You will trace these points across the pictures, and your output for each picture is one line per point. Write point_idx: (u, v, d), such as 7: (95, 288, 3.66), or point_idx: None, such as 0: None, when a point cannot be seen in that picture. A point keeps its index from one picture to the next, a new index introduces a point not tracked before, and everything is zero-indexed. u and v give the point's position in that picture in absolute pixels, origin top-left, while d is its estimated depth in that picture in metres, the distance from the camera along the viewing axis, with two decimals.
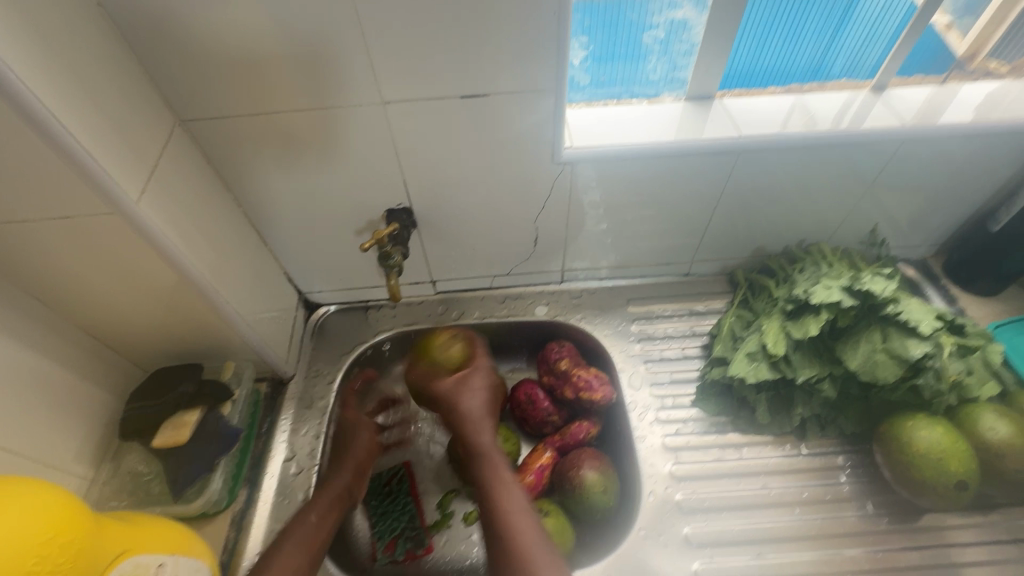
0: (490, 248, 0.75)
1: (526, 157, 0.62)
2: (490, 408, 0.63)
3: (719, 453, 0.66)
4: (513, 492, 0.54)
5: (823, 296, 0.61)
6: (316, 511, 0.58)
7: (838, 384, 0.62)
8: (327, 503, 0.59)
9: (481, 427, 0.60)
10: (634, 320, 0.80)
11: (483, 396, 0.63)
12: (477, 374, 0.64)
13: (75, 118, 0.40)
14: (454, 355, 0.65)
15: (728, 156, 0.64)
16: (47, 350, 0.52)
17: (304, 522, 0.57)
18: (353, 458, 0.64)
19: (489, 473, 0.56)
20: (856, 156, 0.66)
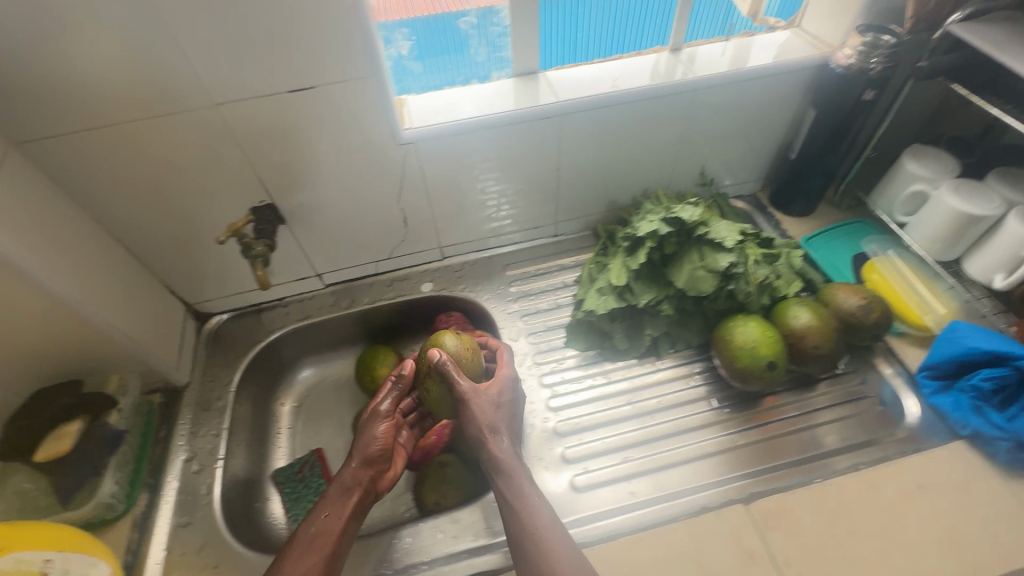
0: (365, 234, 0.80)
1: (372, 142, 0.68)
2: (509, 418, 0.63)
3: (618, 377, 0.75)
4: (535, 500, 0.56)
5: (647, 229, 0.70)
6: (334, 507, 0.58)
7: (674, 302, 0.72)
8: (350, 494, 0.60)
9: (507, 439, 0.60)
10: (512, 282, 0.87)
11: (495, 405, 0.61)
12: (496, 386, 0.63)
13: None
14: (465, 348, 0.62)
15: (553, 120, 0.73)
16: None
17: (332, 515, 0.58)
18: (358, 449, 0.63)
19: (514, 481, 0.58)
20: (664, 110, 0.77)
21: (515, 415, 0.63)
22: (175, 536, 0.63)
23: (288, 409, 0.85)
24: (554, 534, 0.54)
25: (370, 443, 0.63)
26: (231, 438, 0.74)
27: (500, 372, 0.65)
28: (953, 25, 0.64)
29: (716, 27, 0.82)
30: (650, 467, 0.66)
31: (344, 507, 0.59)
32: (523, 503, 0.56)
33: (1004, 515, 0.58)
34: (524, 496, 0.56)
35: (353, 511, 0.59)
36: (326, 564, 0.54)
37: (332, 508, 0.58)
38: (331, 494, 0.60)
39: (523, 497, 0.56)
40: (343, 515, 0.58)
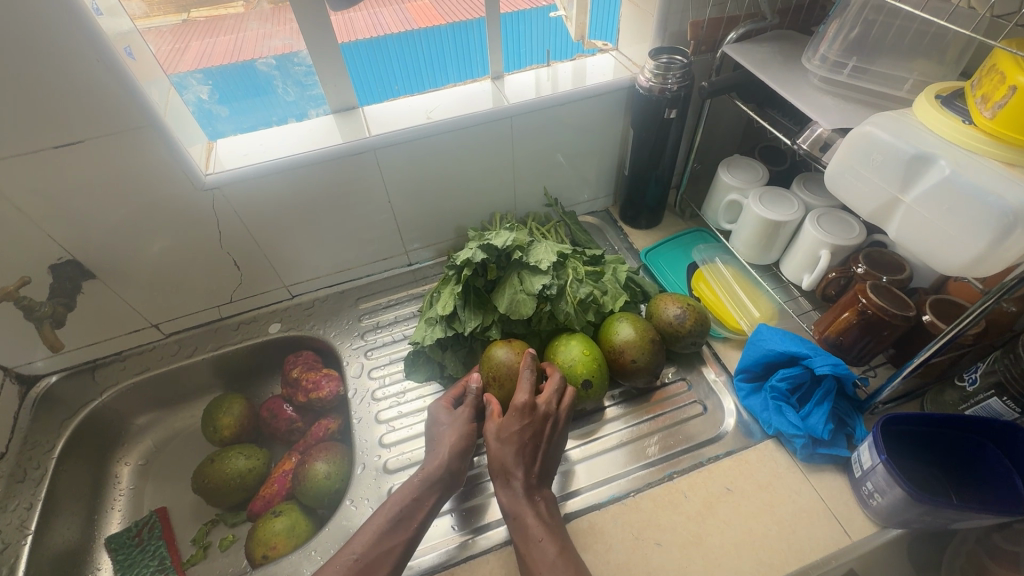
0: (194, 281, 0.78)
1: (171, 191, 0.66)
2: (524, 450, 0.60)
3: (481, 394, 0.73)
4: (545, 540, 0.54)
5: (464, 257, 0.70)
6: (415, 491, 0.58)
7: (502, 327, 0.73)
8: (428, 483, 0.59)
9: (530, 474, 0.59)
10: (363, 316, 0.87)
11: (515, 443, 0.60)
12: (536, 416, 0.61)
13: None
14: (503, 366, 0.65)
15: (370, 156, 0.73)
16: None
17: (398, 503, 0.57)
18: (445, 440, 0.62)
19: (523, 522, 0.56)
20: (485, 139, 0.79)
21: (540, 441, 0.61)
22: None
23: (131, 468, 0.82)
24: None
25: (461, 429, 0.63)
26: (48, 509, 0.70)
27: (541, 398, 0.63)
28: (727, 45, 0.68)
29: (542, 55, 0.84)
30: None
31: (397, 499, 0.57)
32: (534, 542, 0.55)
33: (801, 509, 0.61)
34: (538, 535, 0.55)
35: (418, 502, 0.57)
36: (406, 548, 0.55)
37: (398, 494, 0.58)
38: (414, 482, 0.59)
39: (535, 540, 0.55)
40: (423, 503, 0.57)
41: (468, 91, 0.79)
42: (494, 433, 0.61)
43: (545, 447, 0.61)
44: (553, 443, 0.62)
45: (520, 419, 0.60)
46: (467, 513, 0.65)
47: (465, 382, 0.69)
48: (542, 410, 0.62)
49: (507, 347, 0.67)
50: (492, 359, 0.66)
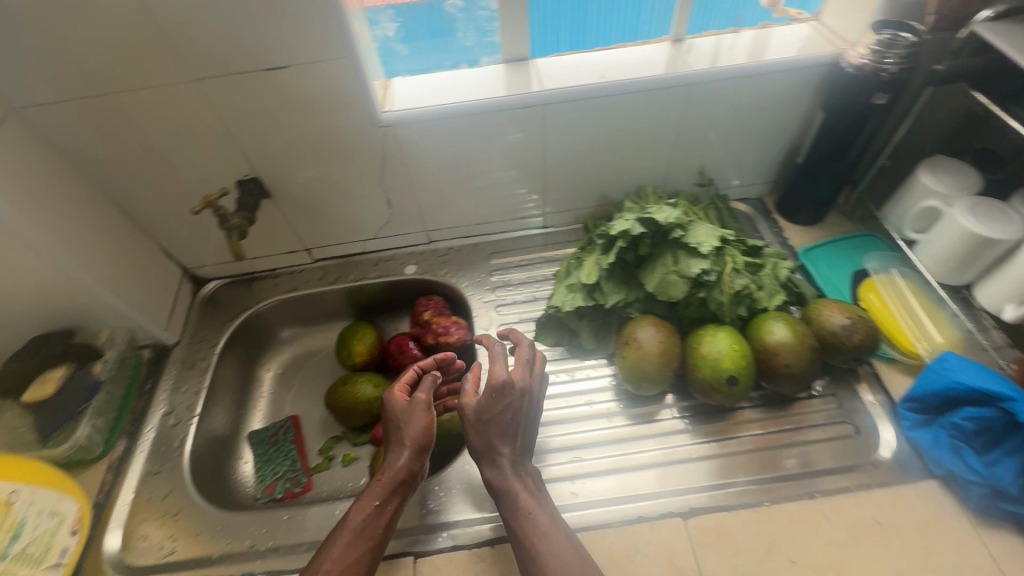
0: (351, 213, 0.82)
1: (350, 124, 0.69)
2: (508, 432, 0.57)
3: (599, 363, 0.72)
4: (534, 510, 0.54)
5: (620, 228, 0.68)
6: (376, 498, 0.57)
7: (645, 305, 0.70)
8: (387, 491, 0.57)
9: (513, 454, 0.57)
10: (494, 271, 0.87)
11: (496, 424, 0.56)
12: (514, 392, 0.58)
13: None
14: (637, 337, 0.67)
15: (537, 111, 0.72)
16: None
17: (361, 512, 0.56)
18: (408, 438, 0.59)
19: (512, 499, 0.55)
20: (655, 107, 0.74)
21: (522, 420, 0.58)
22: (144, 483, 0.68)
23: (272, 374, 0.89)
24: (556, 546, 0.51)
25: (426, 421, 0.60)
26: (210, 396, 0.78)
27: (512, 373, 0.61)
28: (978, 24, 0.58)
29: (728, 18, 0.77)
30: (616, 466, 0.65)
31: (363, 506, 0.57)
32: (524, 518, 0.53)
33: (966, 564, 0.54)
34: (523, 510, 0.54)
35: (380, 510, 0.57)
36: (372, 557, 0.55)
37: (363, 502, 0.57)
38: (374, 489, 0.57)
39: (524, 512, 0.54)
40: (385, 508, 0.57)
41: (644, 52, 0.74)
42: (473, 413, 0.57)
43: (526, 424, 0.59)
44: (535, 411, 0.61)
45: (494, 400, 0.57)
46: (483, 494, 0.66)
47: (421, 367, 0.66)
48: (519, 386, 0.59)
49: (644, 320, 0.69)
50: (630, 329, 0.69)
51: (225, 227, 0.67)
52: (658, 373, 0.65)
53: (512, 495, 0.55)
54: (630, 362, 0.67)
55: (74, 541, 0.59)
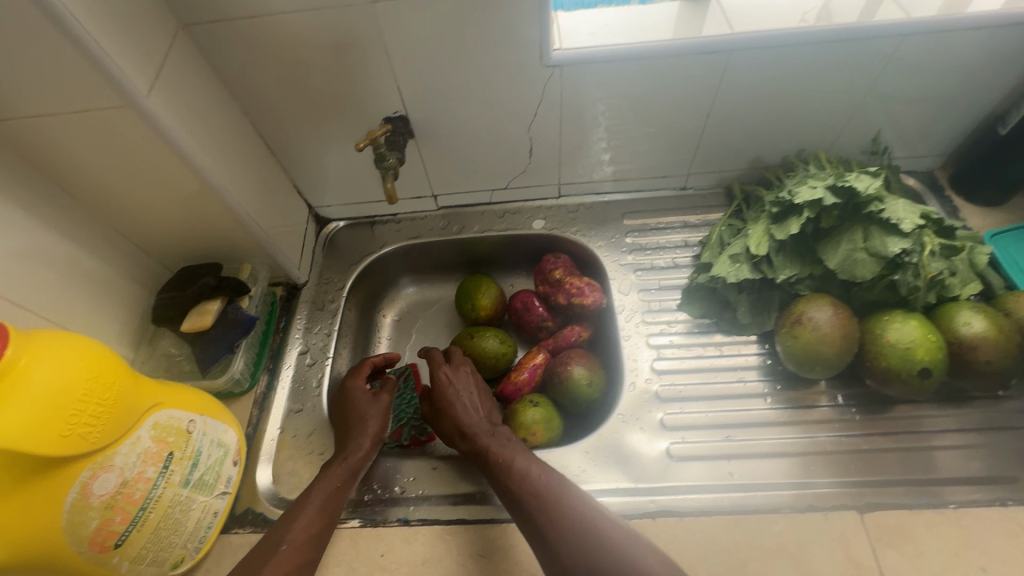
0: (489, 159, 0.78)
1: (515, 61, 0.64)
2: (476, 414, 0.66)
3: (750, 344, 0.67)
4: (512, 454, 0.58)
5: (807, 195, 0.61)
6: (337, 479, 0.59)
7: (818, 283, 0.65)
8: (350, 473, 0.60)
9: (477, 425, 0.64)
10: (629, 233, 0.82)
11: (460, 405, 0.67)
12: (466, 375, 0.70)
13: (93, 18, 0.45)
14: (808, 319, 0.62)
15: (720, 56, 0.65)
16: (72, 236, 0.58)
17: (322, 491, 0.57)
18: (370, 426, 0.64)
19: (505, 460, 0.58)
20: (849, 60, 0.66)
21: (489, 408, 0.68)
22: (288, 419, 0.69)
23: (389, 321, 0.88)
24: (537, 473, 0.56)
25: (385, 413, 0.67)
26: (340, 339, 0.78)
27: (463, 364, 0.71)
28: None
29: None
30: (685, 454, 0.62)
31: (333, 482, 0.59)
32: (507, 463, 0.58)
33: None
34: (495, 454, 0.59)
35: (340, 490, 0.59)
36: (323, 538, 0.55)
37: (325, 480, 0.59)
38: (334, 469, 0.60)
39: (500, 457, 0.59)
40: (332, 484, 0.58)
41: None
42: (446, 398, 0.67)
43: (477, 407, 0.67)
44: (457, 396, 0.67)
45: (458, 385, 0.69)
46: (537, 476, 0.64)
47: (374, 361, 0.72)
48: (465, 373, 0.70)
49: (817, 299, 0.63)
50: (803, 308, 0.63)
51: (380, 167, 0.66)
52: (835, 357, 0.60)
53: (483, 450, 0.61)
54: (803, 343, 0.61)
55: (235, 471, 0.60)
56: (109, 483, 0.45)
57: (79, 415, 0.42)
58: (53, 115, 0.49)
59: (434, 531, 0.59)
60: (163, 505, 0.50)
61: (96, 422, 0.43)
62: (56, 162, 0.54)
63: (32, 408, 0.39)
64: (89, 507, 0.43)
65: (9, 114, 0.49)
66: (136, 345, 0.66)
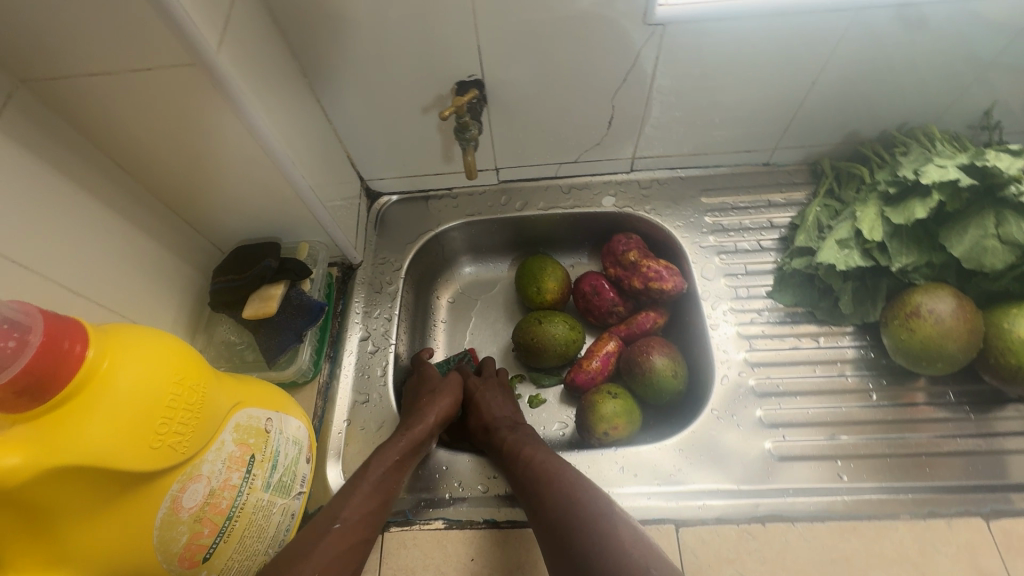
0: (563, 129, 0.72)
1: (613, 19, 0.57)
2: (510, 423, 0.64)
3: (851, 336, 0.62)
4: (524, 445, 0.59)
5: (938, 175, 0.55)
6: (399, 452, 0.56)
7: (935, 272, 0.59)
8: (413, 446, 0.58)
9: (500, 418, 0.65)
10: (708, 212, 0.76)
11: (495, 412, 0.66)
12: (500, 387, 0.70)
13: None
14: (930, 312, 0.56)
15: (843, 16, 0.58)
16: (124, 213, 0.53)
17: (381, 464, 0.55)
18: (440, 401, 0.63)
19: (551, 462, 0.55)
20: (983, 23, 0.59)
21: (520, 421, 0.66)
22: (355, 410, 0.65)
23: (444, 303, 0.83)
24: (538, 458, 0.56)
25: (455, 393, 0.65)
26: (400, 323, 0.73)
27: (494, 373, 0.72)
28: None
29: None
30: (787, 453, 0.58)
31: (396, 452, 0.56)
32: (525, 453, 0.57)
33: None
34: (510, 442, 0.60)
35: (400, 465, 0.56)
36: (375, 521, 0.53)
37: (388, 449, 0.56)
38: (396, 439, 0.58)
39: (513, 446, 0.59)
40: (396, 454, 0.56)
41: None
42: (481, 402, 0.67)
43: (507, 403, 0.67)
44: (486, 395, 0.67)
45: (494, 393, 0.68)
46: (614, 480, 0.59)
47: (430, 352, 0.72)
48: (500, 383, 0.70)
49: (938, 291, 0.57)
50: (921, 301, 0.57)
51: (462, 138, 0.63)
52: (958, 353, 0.56)
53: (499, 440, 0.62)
54: (922, 338, 0.57)
55: (309, 469, 0.56)
56: (198, 495, 0.40)
57: (170, 424, 0.37)
58: (111, 73, 0.43)
59: (526, 536, 0.55)
60: (248, 513, 0.46)
61: (186, 429, 0.39)
62: (109, 130, 0.48)
63: (123, 419, 0.34)
64: (180, 521, 0.39)
65: (62, 71, 0.43)
66: (191, 332, 0.61)
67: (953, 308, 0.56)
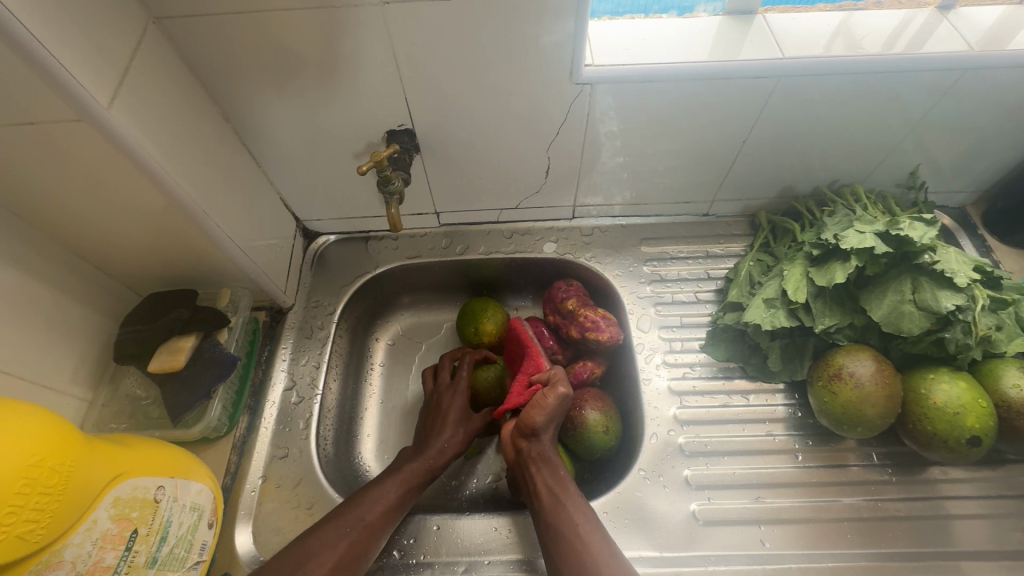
0: (500, 177, 0.71)
1: (543, 78, 0.58)
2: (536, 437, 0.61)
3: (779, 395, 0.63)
4: (567, 506, 0.54)
5: (855, 241, 0.56)
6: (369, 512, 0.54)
7: (857, 333, 0.60)
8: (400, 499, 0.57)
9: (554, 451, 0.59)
10: (647, 261, 0.76)
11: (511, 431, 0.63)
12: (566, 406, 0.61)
13: (43, 20, 0.37)
14: (857, 379, 0.56)
15: (767, 81, 0.59)
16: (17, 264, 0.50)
17: (343, 530, 0.53)
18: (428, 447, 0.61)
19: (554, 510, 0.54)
20: (900, 92, 0.61)
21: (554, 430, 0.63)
22: (271, 466, 0.61)
23: (382, 345, 0.80)
24: (580, 537, 0.51)
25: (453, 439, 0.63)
26: (330, 371, 0.70)
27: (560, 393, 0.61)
28: None
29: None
30: (714, 518, 0.57)
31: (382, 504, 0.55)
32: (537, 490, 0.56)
33: None
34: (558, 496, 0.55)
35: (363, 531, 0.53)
36: None
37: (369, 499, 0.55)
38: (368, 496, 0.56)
39: (554, 505, 0.54)
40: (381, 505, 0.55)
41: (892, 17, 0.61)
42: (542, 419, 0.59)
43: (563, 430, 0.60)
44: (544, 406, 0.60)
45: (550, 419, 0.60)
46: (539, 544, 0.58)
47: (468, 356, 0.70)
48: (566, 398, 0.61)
49: (859, 355, 0.57)
50: (845, 366, 0.57)
51: (385, 191, 0.62)
52: (877, 419, 0.56)
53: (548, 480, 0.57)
54: (844, 401, 0.57)
55: (211, 535, 0.53)
56: None
57: (18, 513, 0.34)
58: None
59: None
60: None
61: (41, 515, 0.36)
62: None
63: None
64: None
65: None
66: (95, 385, 0.58)
67: (874, 374, 0.56)
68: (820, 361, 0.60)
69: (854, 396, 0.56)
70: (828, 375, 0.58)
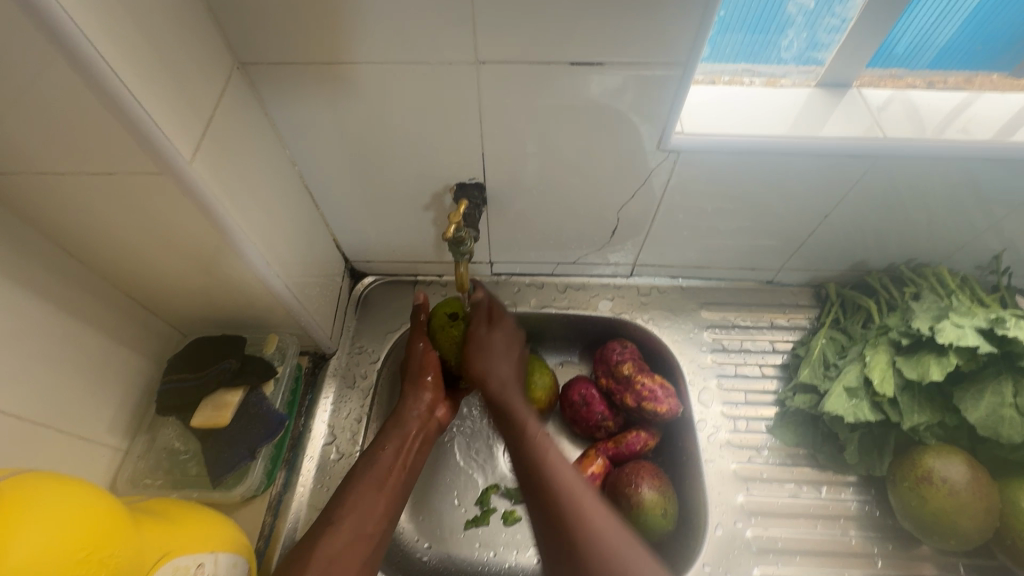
0: (562, 233, 0.68)
1: (625, 141, 0.55)
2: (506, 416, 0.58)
3: (849, 494, 0.60)
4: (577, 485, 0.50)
5: (954, 336, 0.53)
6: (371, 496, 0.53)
7: (948, 433, 0.56)
8: (394, 503, 0.54)
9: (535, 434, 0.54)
10: (707, 327, 0.73)
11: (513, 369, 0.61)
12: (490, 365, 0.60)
13: (136, 72, 0.35)
14: (950, 484, 0.52)
15: (862, 160, 0.56)
16: (71, 308, 0.47)
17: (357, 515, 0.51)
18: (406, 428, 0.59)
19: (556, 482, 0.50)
20: (998, 179, 0.58)
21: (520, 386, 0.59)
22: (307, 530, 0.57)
23: None
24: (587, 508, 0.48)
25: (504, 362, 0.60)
26: (371, 424, 0.66)
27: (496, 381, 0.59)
28: None
29: (966, 54, 0.57)
30: None
31: (373, 508, 0.53)
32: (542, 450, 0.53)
33: None
34: (547, 479, 0.50)
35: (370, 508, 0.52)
36: None
37: (365, 500, 0.53)
38: (363, 485, 0.53)
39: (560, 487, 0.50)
40: (374, 512, 0.52)
41: (978, 99, 0.58)
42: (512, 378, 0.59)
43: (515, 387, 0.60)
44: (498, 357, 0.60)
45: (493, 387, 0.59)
46: None
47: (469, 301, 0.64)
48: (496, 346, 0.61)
49: (951, 455, 0.53)
50: (935, 467, 0.53)
51: (456, 250, 0.59)
52: (971, 529, 0.52)
53: (549, 489, 0.50)
54: (935, 507, 0.53)
55: None
56: None
57: None
58: (66, 175, 0.39)
59: None
60: None
61: None
62: (64, 225, 0.44)
63: None
64: None
65: (13, 168, 0.38)
66: (132, 433, 0.55)
67: (970, 479, 0.52)
68: (907, 453, 0.56)
69: (948, 504, 0.52)
70: (914, 471, 0.54)
